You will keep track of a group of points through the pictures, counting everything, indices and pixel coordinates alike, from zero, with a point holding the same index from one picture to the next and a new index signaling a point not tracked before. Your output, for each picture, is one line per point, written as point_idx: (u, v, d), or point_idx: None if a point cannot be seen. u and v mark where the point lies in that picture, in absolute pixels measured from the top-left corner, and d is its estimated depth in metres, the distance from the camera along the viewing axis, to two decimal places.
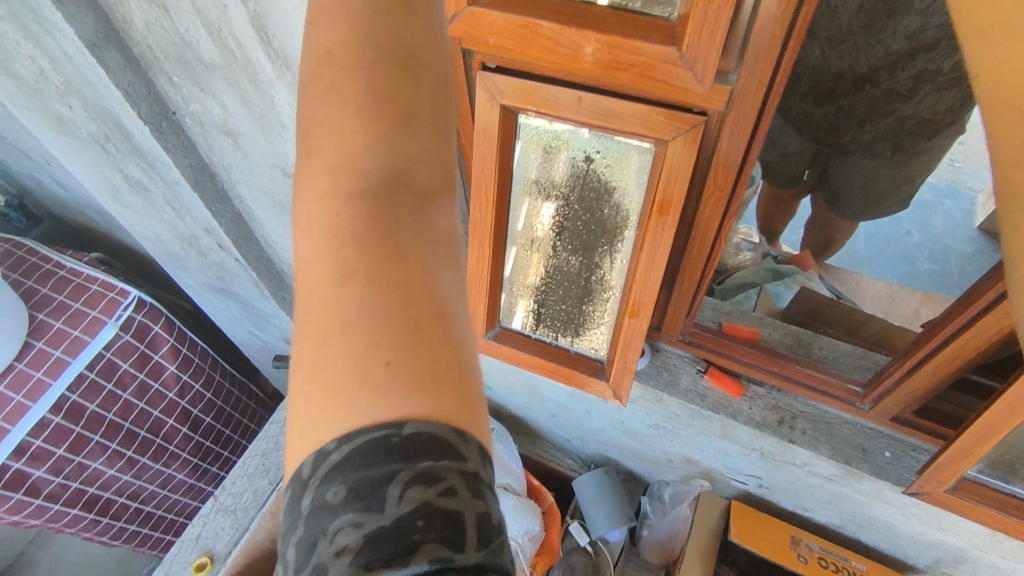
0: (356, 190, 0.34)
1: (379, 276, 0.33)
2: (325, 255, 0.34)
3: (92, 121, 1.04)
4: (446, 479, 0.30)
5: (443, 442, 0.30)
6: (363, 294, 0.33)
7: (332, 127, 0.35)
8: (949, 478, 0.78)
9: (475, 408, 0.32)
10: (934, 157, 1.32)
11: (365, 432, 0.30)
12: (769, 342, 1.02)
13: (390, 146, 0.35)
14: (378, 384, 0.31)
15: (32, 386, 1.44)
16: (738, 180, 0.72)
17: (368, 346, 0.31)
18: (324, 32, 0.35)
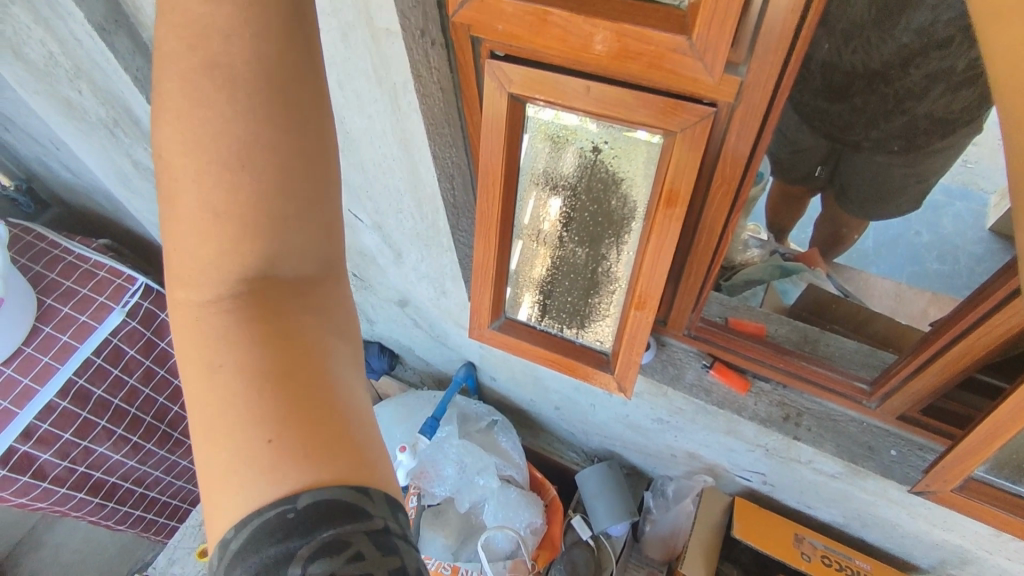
0: (224, 288, 0.34)
1: (254, 371, 0.33)
2: (199, 352, 0.34)
3: (101, 105, 1.05)
4: (352, 544, 0.32)
5: (345, 506, 0.32)
6: (240, 389, 0.33)
7: (196, 228, 0.33)
8: (955, 477, 0.78)
9: (369, 469, 0.34)
10: (949, 156, 1.30)
11: (259, 517, 0.32)
12: (775, 339, 1.01)
13: (259, 242, 0.34)
14: (261, 469, 0.32)
15: (40, 370, 1.45)
16: (747, 175, 0.72)
17: (251, 440, 0.32)
18: (173, 127, 0.32)
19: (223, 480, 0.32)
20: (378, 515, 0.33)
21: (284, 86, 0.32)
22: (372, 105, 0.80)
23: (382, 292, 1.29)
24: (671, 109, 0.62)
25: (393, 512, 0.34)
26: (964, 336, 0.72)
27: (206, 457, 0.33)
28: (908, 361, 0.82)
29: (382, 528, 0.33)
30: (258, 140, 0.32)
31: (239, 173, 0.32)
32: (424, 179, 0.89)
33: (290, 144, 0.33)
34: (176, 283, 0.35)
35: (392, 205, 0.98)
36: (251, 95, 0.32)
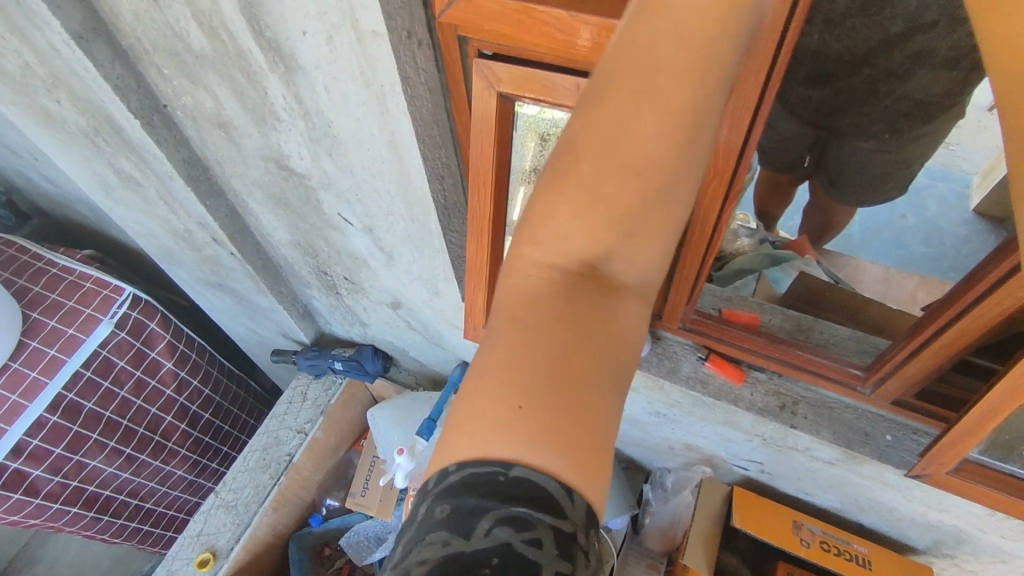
0: (559, 266, 0.41)
1: (554, 345, 0.39)
2: (518, 311, 0.40)
3: (81, 116, 1.03)
4: (535, 530, 0.35)
5: (545, 494, 0.36)
6: (533, 352, 0.38)
7: (567, 213, 0.39)
8: (951, 460, 0.79)
9: (595, 479, 0.37)
10: (931, 142, 1.33)
11: (486, 463, 0.37)
12: (770, 328, 1.02)
13: (601, 235, 0.40)
14: (516, 427, 0.37)
15: (28, 386, 1.44)
16: (739, 167, 0.72)
17: (535, 388, 0.37)
18: (602, 119, 0.38)
19: (475, 434, 0.37)
20: (571, 519, 0.36)
21: (676, 134, 0.38)
22: (360, 108, 0.79)
23: (373, 295, 1.28)
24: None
25: (585, 524, 0.37)
26: (959, 318, 0.73)
27: (474, 395, 0.38)
28: (903, 346, 0.83)
29: (567, 531, 0.36)
30: (631, 167, 0.38)
31: (602, 186, 0.39)
32: (415, 181, 0.88)
33: (678, 138, 0.38)
34: (527, 242, 0.41)
35: (383, 208, 0.97)
36: (653, 133, 0.37)
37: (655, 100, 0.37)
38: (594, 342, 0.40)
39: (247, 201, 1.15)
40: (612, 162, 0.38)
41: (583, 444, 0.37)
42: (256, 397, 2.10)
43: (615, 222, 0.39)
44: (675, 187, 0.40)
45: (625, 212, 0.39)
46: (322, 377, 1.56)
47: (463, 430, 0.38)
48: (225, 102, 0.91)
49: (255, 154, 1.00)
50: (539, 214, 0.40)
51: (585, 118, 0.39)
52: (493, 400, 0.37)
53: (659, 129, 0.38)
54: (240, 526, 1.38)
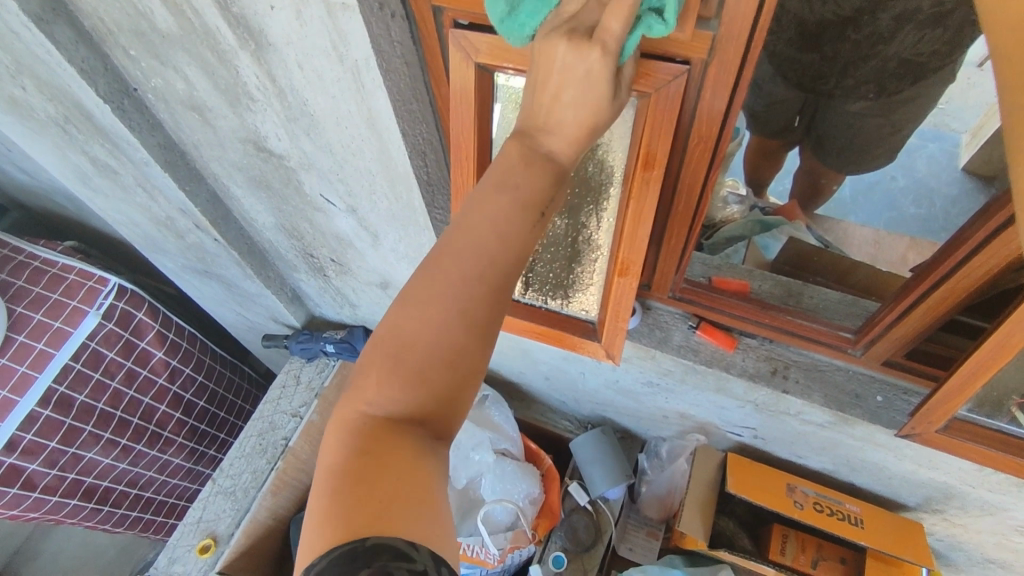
0: (380, 414, 0.47)
1: (371, 472, 0.45)
2: (345, 450, 0.47)
3: (49, 102, 1.00)
4: (394, 574, 0.40)
5: (395, 549, 0.41)
6: (357, 474, 0.45)
7: (387, 371, 0.47)
8: (940, 418, 0.79)
9: (426, 529, 0.44)
10: (922, 106, 1.28)
11: (341, 546, 0.42)
12: (760, 295, 1.02)
13: (417, 387, 0.47)
14: (364, 518, 0.43)
15: (18, 381, 1.43)
16: (723, 134, 0.71)
17: (369, 482, 0.45)
18: (417, 303, 0.47)
19: (335, 524, 0.43)
20: (420, 560, 0.42)
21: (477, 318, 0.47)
22: (335, 84, 0.76)
23: (362, 276, 1.26)
24: (643, 66, 0.60)
25: (437, 564, 0.43)
26: (945, 280, 0.73)
27: (325, 507, 0.44)
28: (892, 308, 0.83)
29: (419, 569, 0.41)
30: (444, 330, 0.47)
31: (418, 341, 0.47)
32: (395, 159, 0.85)
33: (473, 320, 0.47)
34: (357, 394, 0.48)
35: (364, 186, 0.95)
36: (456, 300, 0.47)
37: (459, 287, 0.47)
38: (408, 496, 0.45)
39: (228, 185, 1.13)
40: (420, 328, 0.47)
41: (407, 539, 0.43)
42: (250, 383, 2.09)
43: (421, 374, 0.47)
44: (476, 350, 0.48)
45: (427, 366, 0.47)
46: (315, 360, 1.56)
47: (322, 531, 0.43)
48: (196, 82, 0.88)
49: (233, 137, 0.97)
50: (365, 380, 0.48)
51: (406, 301, 0.48)
52: (343, 496, 0.44)
53: (456, 306, 0.47)
54: (240, 511, 1.38)
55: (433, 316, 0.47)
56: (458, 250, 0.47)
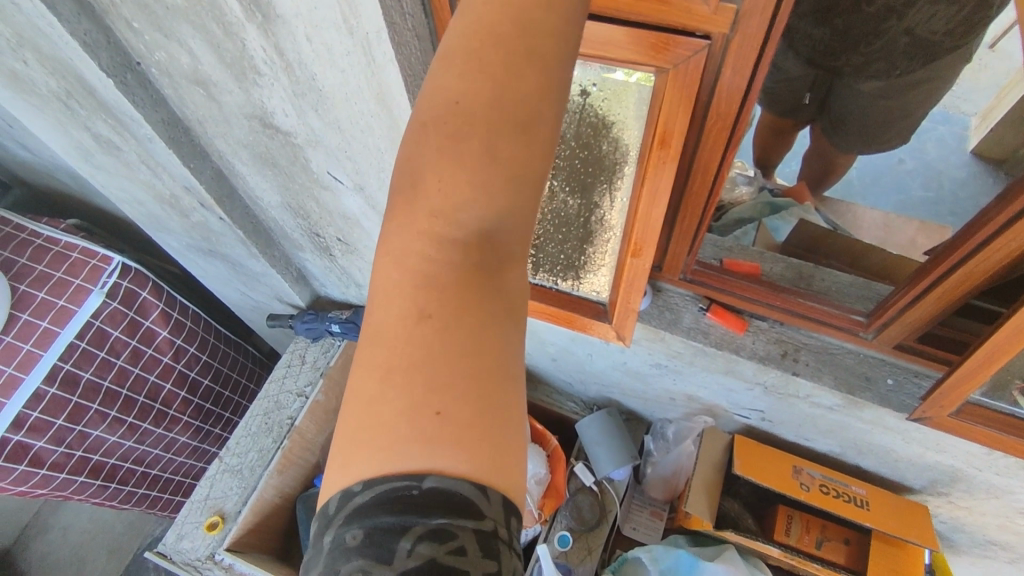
0: (446, 238, 0.39)
1: (449, 322, 0.38)
2: (404, 293, 0.39)
3: (51, 77, 0.98)
4: (457, 538, 0.35)
5: (463, 497, 0.35)
6: (431, 336, 0.38)
7: (441, 180, 0.38)
8: (953, 402, 0.79)
9: (507, 471, 0.37)
10: (932, 88, 1.26)
11: (395, 479, 0.36)
12: (771, 277, 1.01)
13: (484, 193, 0.38)
14: (421, 432, 0.36)
15: (23, 358, 1.43)
16: (742, 110, 0.69)
17: (430, 360, 0.37)
18: (454, 82, 0.38)
19: (384, 440, 0.36)
20: (490, 517, 0.36)
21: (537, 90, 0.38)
22: (345, 59, 0.75)
23: (368, 256, 1.25)
24: (661, 40, 0.59)
25: (507, 518, 0.37)
26: (962, 264, 0.72)
27: (380, 397, 0.37)
28: (906, 292, 0.82)
29: (488, 529, 0.36)
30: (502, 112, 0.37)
31: (472, 130, 0.38)
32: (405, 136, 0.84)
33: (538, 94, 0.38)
34: (406, 213, 0.39)
35: (373, 164, 0.93)
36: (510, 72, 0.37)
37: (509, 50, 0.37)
38: (490, 352, 0.38)
39: (233, 162, 1.11)
40: (470, 117, 0.38)
41: (489, 444, 0.37)
42: (254, 362, 2.10)
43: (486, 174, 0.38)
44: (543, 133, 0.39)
45: (492, 164, 0.38)
46: (320, 340, 1.55)
47: (370, 442, 0.36)
48: (201, 56, 0.86)
49: (238, 113, 0.96)
50: (414, 194, 0.39)
51: (443, 82, 0.38)
52: (395, 403, 0.37)
53: (510, 78, 0.37)
54: (247, 489, 1.39)
55: (483, 92, 0.37)
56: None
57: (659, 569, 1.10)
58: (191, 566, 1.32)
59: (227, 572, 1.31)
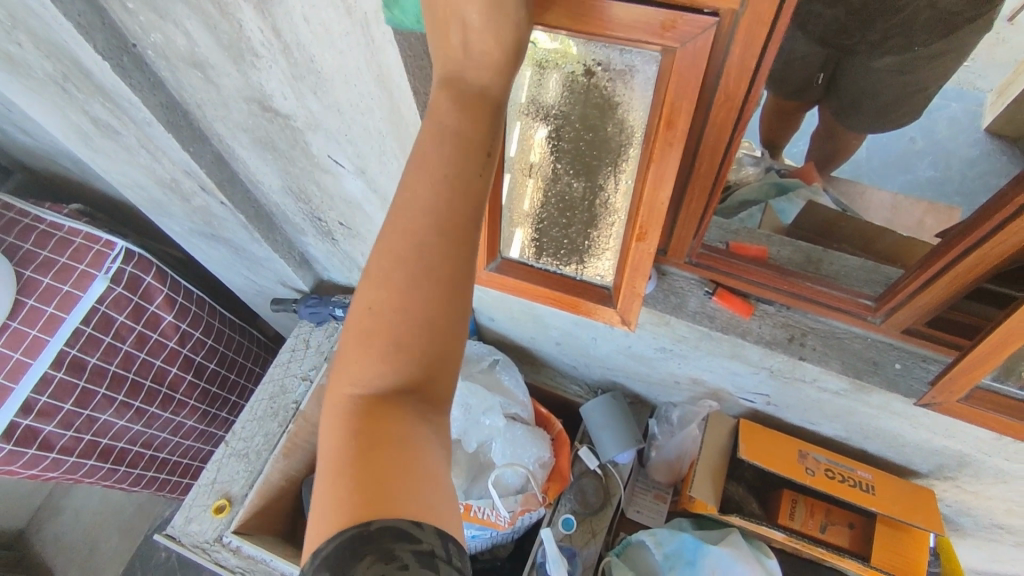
0: (377, 386, 0.49)
1: (384, 445, 0.47)
2: (346, 428, 0.48)
3: (47, 59, 0.97)
4: (401, 556, 0.42)
5: (401, 529, 0.43)
6: (368, 453, 0.47)
7: (371, 341, 0.48)
8: (962, 388, 0.78)
9: (433, 512, 0.45)
10: (949, 63, 1.26)
11: (349, 528, 0.44)
12: (778, 260, 0.99)
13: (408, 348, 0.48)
14: (367, 506, 0.44)
15: (30, 344, 1.44)
16: (752, 89, 0.67)
17: (370, 462, 0.46)
18: (382, 269, 0.49)
19: (341, 508, 0.45)
20: (425, 540, 0.44)
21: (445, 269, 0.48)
22: (343, 40, 0.73)
23: (370, 240, 1.24)
24: (670, 18, 0.57)
25: (441, 541, 0.45)
26: (975, 247, 0.70)
27: (334, 491, 0.46)
28: (916, 276, 0.80)
29: (425, 550, 0.43)
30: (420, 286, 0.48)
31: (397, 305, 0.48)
32: (405, 120, 0.82)
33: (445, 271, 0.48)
34: (345, 369, 0.50)
35: (373, 148, 0.92)
36: (426, 258, 0.48)
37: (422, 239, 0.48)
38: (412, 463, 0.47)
39: (233, 145, 1.10)
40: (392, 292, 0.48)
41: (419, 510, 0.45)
42: (259, 346, 2.10)
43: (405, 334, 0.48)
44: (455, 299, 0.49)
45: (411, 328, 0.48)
46: (324, 324, 1.55)
47: (326, 518, 0.45)
48: (198, 38, 0.85)
49: (237, 96, 0.94)
50: (351, 354, 0.49)
51: (375, 268, 0.49)
52: (342, 489, 0.46)
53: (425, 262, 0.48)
54: (253, 472, 1.40)
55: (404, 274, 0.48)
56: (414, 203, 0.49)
57: (663, 552, 1.11)
58: (200, 549, 1.33)
59: (235, 554, 1.32)
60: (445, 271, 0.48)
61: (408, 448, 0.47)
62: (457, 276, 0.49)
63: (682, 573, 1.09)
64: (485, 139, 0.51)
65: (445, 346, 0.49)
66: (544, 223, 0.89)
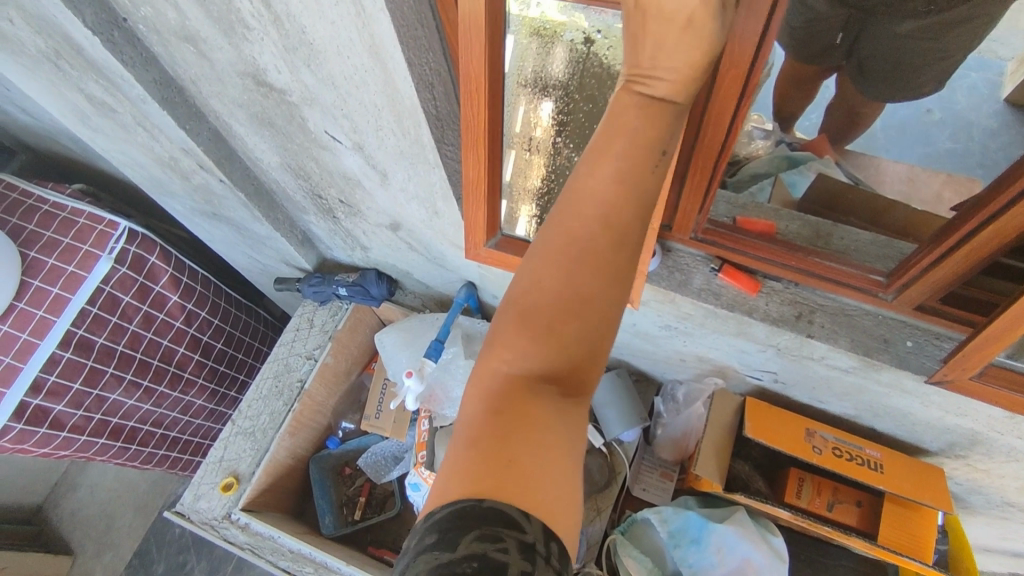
0: (520, 370, 0.52)
1: (513, 426, 0.50)
2: (482, 402, 0.52)
3: (38, 35, 0.96)
4: (502, 540, 0.44)
5: (511, 516, 0.45)
6: (496, 426, 0.50)
7: (519, 334, 0.51)
8: (975, 365, 0.76)
9: (539, 504, 0.47)
10: (978, 26, 1.21)
11: (465, 499, 0.47)
12: (787, 236, 0.96)
13: (551, 342, 0.51)
14: (486, 481, 0.47)
15: (37, 324, 1.45)
16: (758, 57, 0.64)
17: (501, 441, 0.49)
18: (541, 267, 0.51)
19: (463, 480, 0.48)
20: (530, 533, 0.46)
21: (602, 272, 0.51)
22: (334, 10, 0.70)
23: (371, 217, 1.21)
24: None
25: (545, 538, 0.46)
26: (990, 221, 0.68)
27: (463, 459, 0.49)
28: (928, 251, 0.78)
29: (529, 541, 0.45)
30: (575, 284, 0.50)
31: (553, 299, 0.50)
32: (401, 91, 0.79)
33: (604, 275, 0.51)
34: (493, 354, 0.53)
35: (370, 122, 0.89)
36: (586, 258, 0.50)
37: (581, 242, 0.50)
38: (541, 443, 0.50)
39: (229, 122, 1.08)
40: (546, 288, 0.51)
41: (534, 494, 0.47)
42: (265, 325, 2.11)
43: (552, 329, 0.51)
44: (608, 299, 0.51)
45: (559, 322, 0.51)
46: (328, 303, 1.54)
47: (451, 479, 0.49)
48: (188, 11, 0.82)
49: (230, 70, 0.92)
50: (500, 340, 0.52)
51: (534, 263, 0.52)
52: (469, 459, 0.49)
53: (581, 265, 0.50)
54: (260, 451, 1.41)
55: (561, 273, 0.50)
56: (580, 197, 0.51)
57: (668, 530, 1.11)
58: (209, 525, 1.34)
59: (243, 531, 1.33)
60: (605, 276, 0.51)
61: (543, 431, 0.50)
62: (612, 280, 0.51)
63: (687, 551, 1.09)
64: (649, 141, 0.53)
65: (597, 341, 0.52)
66: (546, 200, 0.87)
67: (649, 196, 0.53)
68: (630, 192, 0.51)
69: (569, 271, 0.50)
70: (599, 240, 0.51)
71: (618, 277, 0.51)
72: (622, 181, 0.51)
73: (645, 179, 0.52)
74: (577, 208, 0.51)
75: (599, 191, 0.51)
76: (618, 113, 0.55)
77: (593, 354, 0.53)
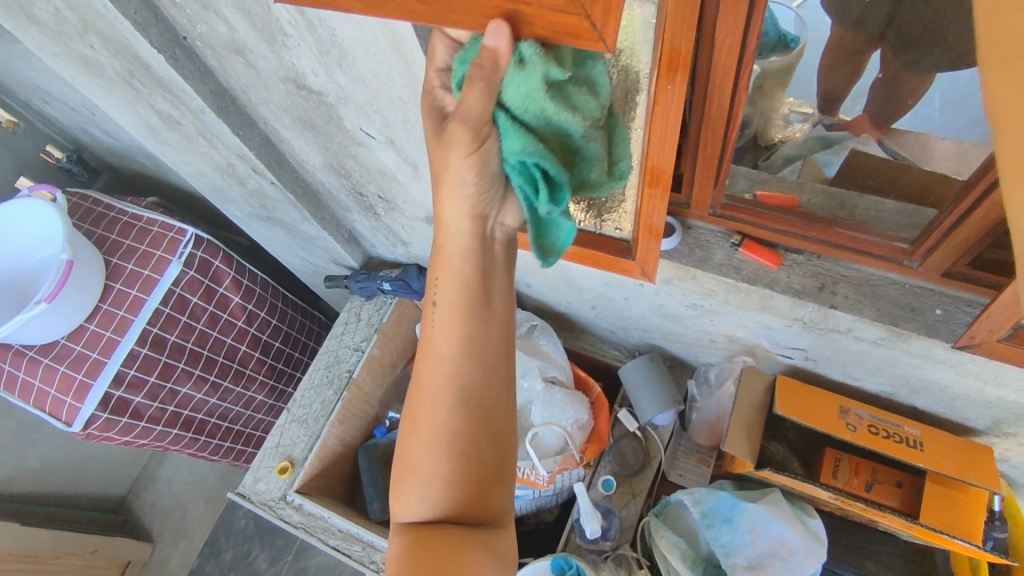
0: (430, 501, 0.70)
1: (427, 544, 0.68)
2: (407, 530, 0.70)
3: (115, 58, 1.09)
4: None
5: None
6: (415, 545, 0.68)
7: (416, 472, 0.70)
8: (1001, 326, 0.74)
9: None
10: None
11: None
12: (809, 209, 0.95)
13: (444, 471, 0.69)
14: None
15: (118, 323, 1.61)
16: (751, 23, 0.65)
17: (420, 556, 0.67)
18: (419, 424, 0.70)
19: None
20: None
21: (461, 414, 0.69)
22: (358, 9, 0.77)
23: (408, 212, 1.28)
24: (616, 3, 0.47)
25: None
26: None
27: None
28: (951, 211, 0.77)
29: None
30: (446, 429, 0.69)
31: (431, 440, 0.69)
32: (423, 83, 0.85)
33: (460, 416, 0.69)
34: (402, 491, 0.71)
35: (399, 116, 0.95)
36: (450, 402, 0.69)
37: (437, 398, 0.69)
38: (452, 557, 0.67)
39: (276, 126, 1.18)
40: (421, 435, 0.70)
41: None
42: (319, 325, 2.22)
43: (441, 461, 0.69)
44: (478, 435, 0.70)
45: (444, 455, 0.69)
46: (374, 298, 1.62)
47: None
48: (237, 25, 0.92)
49: (275, 77, 1.01)
50: (404, 483, 0.71)
51: (410, 419, 0.71)
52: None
53: (442, 414, 0.69)
54: (312, 437, 1.50)
55: (429, 423, 0.69)
56: (429, 365, 0.70)
57: (701, 511, 1.10)
58: (267, 505, 1.44)
59: (298, 511, 1.42)
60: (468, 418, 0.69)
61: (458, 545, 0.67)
62: (472, 418, 0.69)
63: (719, 531, 1.08)
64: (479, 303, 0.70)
65: (480, 470, 0.70)
66: None
67: (478, 347, 0.70)
68: (460, 365, 0.69)
69: (436, 420, 0.69)
70: (448, 407, 0.69)
71: (473, 415, 0.69)
72: (453, 341, 0.69)
73: (467, 336, 0.69)
74: (430, 372, 0.69)
75: (438, 359, 0.69)
76: (436, 292, 0.70)
77: (481, 475, 0.70)
